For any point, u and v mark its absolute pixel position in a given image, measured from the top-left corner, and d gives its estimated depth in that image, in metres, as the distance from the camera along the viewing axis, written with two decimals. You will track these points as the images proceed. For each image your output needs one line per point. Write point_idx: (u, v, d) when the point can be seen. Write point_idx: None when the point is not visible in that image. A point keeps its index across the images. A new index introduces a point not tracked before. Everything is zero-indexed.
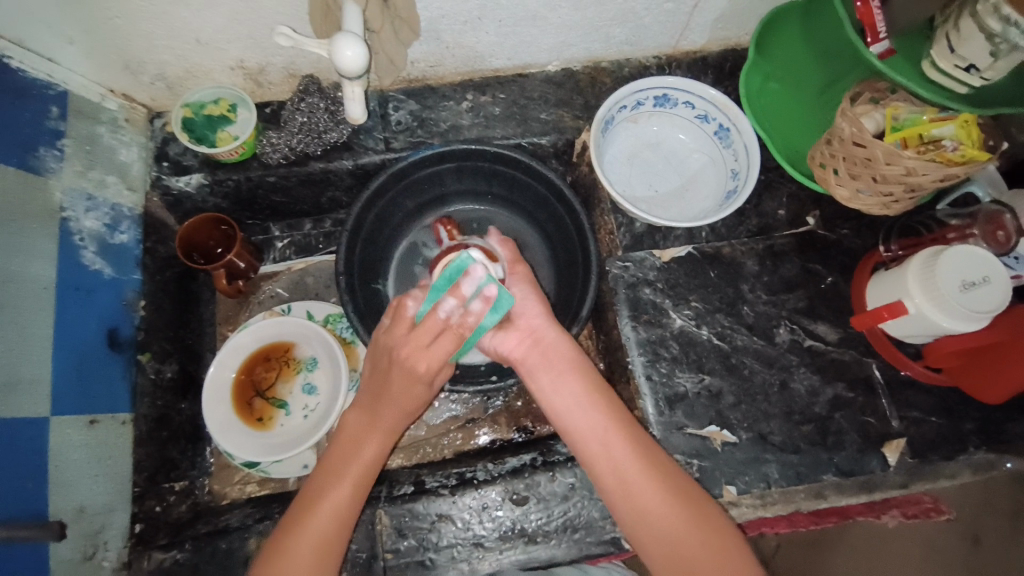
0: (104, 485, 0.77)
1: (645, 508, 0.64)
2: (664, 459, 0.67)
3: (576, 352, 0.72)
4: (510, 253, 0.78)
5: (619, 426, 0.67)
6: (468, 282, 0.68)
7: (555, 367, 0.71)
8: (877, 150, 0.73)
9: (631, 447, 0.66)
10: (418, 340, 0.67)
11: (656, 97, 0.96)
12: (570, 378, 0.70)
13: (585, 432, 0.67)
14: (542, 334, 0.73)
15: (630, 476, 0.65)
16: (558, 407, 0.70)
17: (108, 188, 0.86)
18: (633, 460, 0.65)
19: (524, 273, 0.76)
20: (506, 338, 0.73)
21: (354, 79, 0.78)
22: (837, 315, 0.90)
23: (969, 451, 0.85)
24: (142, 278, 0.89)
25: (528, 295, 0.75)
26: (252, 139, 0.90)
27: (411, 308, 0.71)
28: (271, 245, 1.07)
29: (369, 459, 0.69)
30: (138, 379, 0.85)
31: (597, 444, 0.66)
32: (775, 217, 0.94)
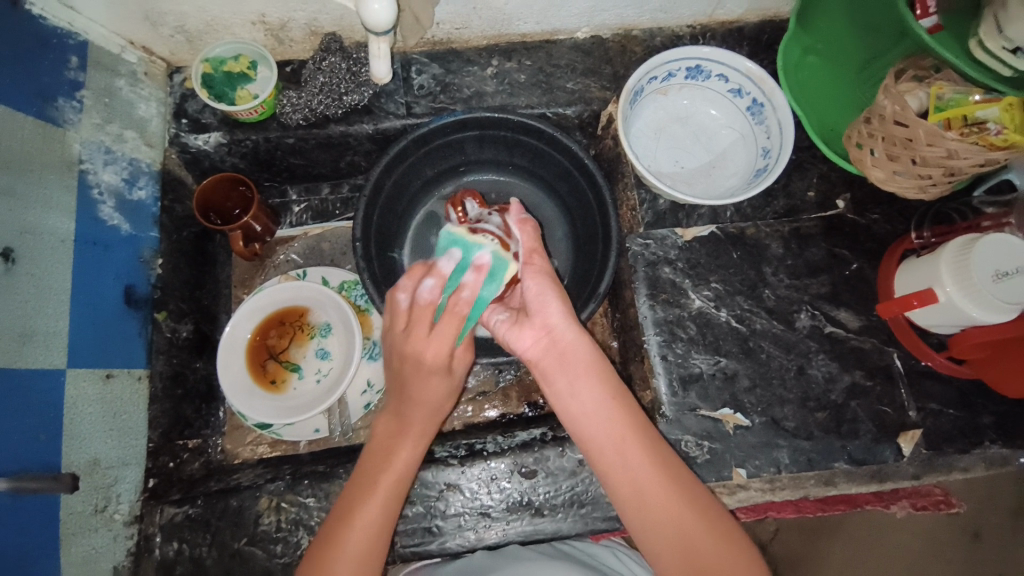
0: (121, 440, 0.78)
1: (660, 514, 0.63)
2: (674, 461, 0.67)
3: (595, 354, 0.69)
4: (529, 240, 0.73)
5: (634, 432, 0.66)
6: (447, 262, 0.71)
7: (572, 370, 0.68)
8: (919, 129, 0.70)
9: (646, 454, 0.65)
10: (420, 331, 0.69)
11: (688, 68, 0.92)
12: (587, 381, 0.68)
13: (600, 438, 0.66)
14: (557, 334, 0.69)
15: (644, 483, 0.64)
16: (574, 410, 0.68)
17: (126, 143, 0.84)
18: (647, 467, 0.65)
19: (543, 265, 0.72)
20: (522, 336, 0.71)
21: (381, 34, 0.77)
22: (860, 302, 0.88)
23: (984, 445, 0.83)
24: (159, 236, 0.89)
25: (543, 288, 0.70)
26: (271, 97, 0.88)
27: (403, 299, 0.72)
28: (288, 209, 1.06)
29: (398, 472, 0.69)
30: (154, 337, 0.85)
31: (612, 452, 0.65)
32: (802, 198, 0.91)
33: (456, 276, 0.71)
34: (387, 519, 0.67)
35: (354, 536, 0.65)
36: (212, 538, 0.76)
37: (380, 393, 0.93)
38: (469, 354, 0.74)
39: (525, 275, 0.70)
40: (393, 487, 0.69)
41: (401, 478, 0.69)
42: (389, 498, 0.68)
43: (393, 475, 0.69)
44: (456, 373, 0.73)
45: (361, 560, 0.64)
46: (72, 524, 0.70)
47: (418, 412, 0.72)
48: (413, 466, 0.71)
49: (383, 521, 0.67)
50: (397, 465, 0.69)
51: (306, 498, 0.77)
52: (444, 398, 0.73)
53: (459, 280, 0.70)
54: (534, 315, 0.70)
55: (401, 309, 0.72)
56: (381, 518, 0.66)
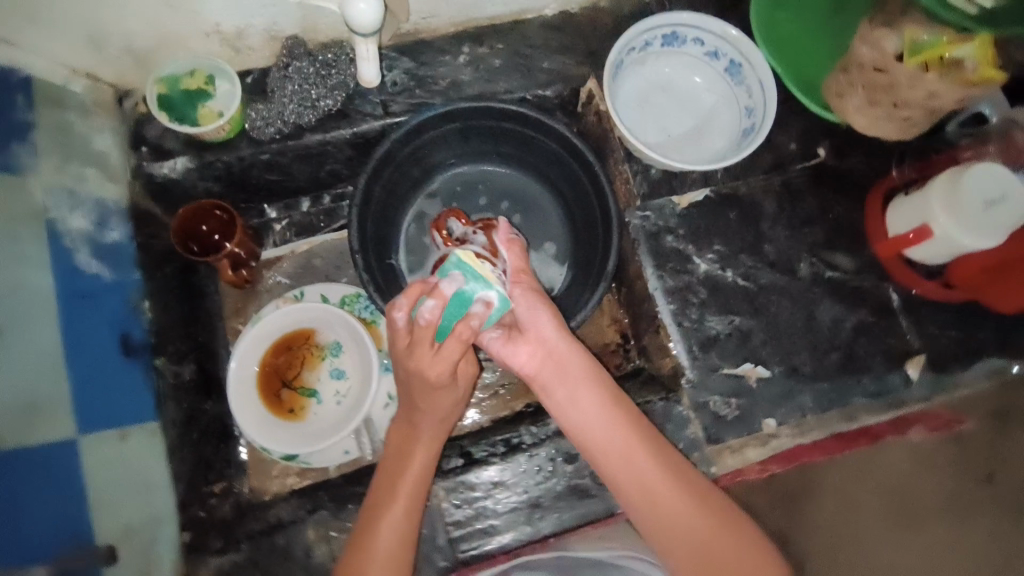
0: (147, 498, 0.74)
1: (670, 516, 0.64)
2: (679, 459, 0.68)
3: (590, 363, 0.71)
4: (515, 259, 0.71)
5: (638, 434, 0.67)
6: (451, 284, 0.63)
7: (570, 379, 0.69)
8: (900, 75, 0.74)
9: (653, 455, 0.66)
10: (424, 354, 0.62)
11: (664, 36, 0.92)
12: (587, 389, 0.69)
13: (603, 446, 0.67)
14: (554, 347, 0.70)
15: (651, 484, 0.65)
16: (576, 419, 0.69)
17: (89, 181, 0.79)
18: (653, 468, 0.66)
19: (530, 283, 0.71)
20: (518, 351, 0.71)
21: (368, 36, 0.75)
22: (854, 243, 0.91)
23: (981, 358, 0.90)
24: (143, 277, 0.83)
25: (533, 306, 0.70)
26: (238, 113, 0.84)
27: (400, 316, 0.63)
28: (270, 228, 1.00)
29: (417, 476, 0.68)
30: (159, 385, 0.80)
31: (618, 456, 0.66)
32: (788, 151, 0.93)
33: (460, 302, 0.63)
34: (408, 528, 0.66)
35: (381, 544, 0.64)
36: None
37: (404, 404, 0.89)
38: (472, 365, 0.70)
39: (517, 296, 0.69)
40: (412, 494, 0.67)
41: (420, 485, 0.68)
42: (408, 505, 0.66)
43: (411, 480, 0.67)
44: (461, 384, 0.68)
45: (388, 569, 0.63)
46: None
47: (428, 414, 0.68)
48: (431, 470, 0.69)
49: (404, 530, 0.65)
50: (411, 471, 0.68)
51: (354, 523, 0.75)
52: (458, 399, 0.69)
53: (464, 307, 0.63)
54: (526, 331, 0.70)
55: (400, 327, 0.63)
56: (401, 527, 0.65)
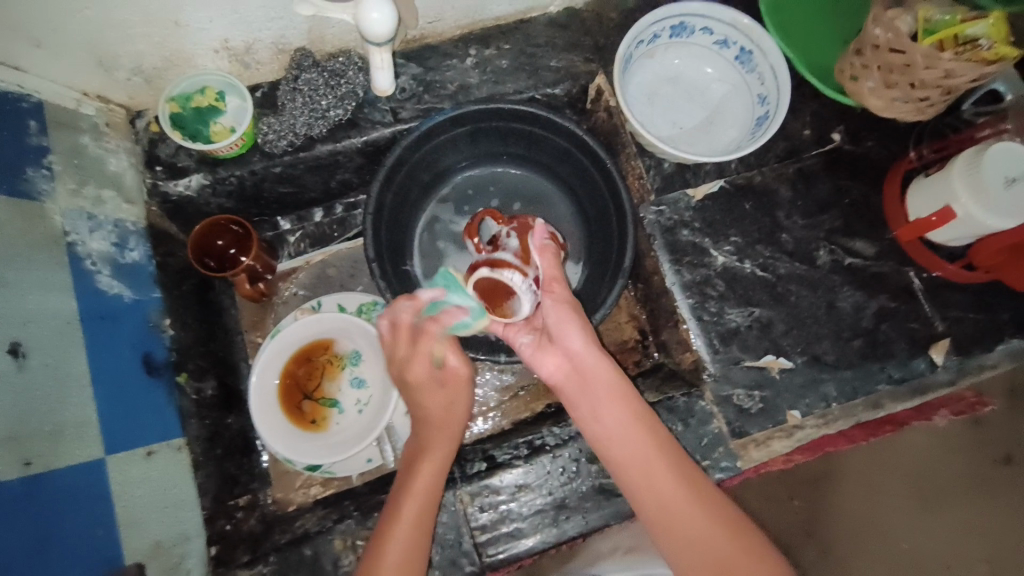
0: (175, 514, 0.74)
1: (692, 538, 0.61)
2: (705, 482, 0.65)
3: (618, 378, 0.69)
4: (549, 267, 0.73)
5: (661, 451, 0.66)
6: (428, 292, 0.77)
7: (594, 394, 0.69)
8: (916, 54, 0.72)
9: (675, 474, 0.65)
10: (402, 349, 0.78)
11: (673, 26, 0.91)
12: (611, 406, 0.68)
13: (629, 463, 0.65)
14: (581, 359, 0.70)
15: (672, 504, 0.63)
16: (601, 433, 0.68)
17: (106, 204, 0.79)
18: (674, 487, 0.64)
19: (561, 291, 0.72)
20: (546, 361, 0.73)
21: (381, 44, 0.74)
22: (873, 228, 0.90)
23: (1007, 340, 0.88)
24: (161, 295, 0.83)
25: (564, 317, 0.71)
26: (251, 128, 0.84)
27: (384, 322, 0.78)
28: (284, 240, 1.01)
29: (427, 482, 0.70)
30: (182, 402, 0.80)
31: (638, 472, 0.65)
32: (801, 137, 0.92)
33: (434, 303, 0.76)
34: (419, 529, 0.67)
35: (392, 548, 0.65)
36: None
37: None
38: (463, 367, 0.78)
39: (549, 303, 0.71)
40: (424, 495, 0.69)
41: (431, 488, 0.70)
42: (421, 507, 0.68)
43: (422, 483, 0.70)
44: (454, 387, 0.78)
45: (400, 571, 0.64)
46: None
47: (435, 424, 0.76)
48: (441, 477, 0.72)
49: (416, 532, 0.67)
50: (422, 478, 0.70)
51: None
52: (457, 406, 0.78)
53: (437, 307, 0.76)
54: (555, 341, 0.72)
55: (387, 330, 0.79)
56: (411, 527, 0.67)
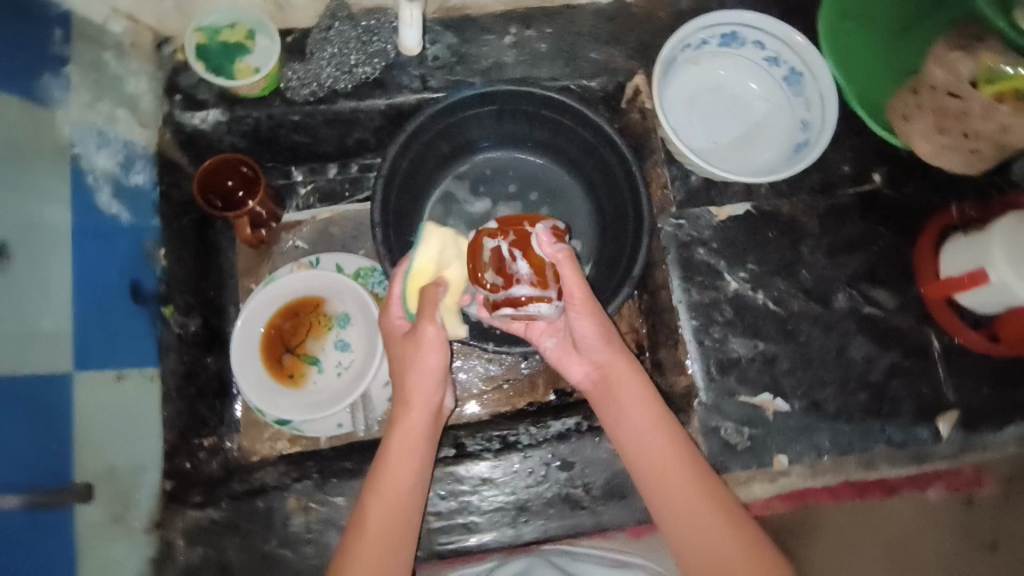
0: (136, 444, 0.74)
1: (706, 543, 0.63)
2: (723, 490, 0.67)
3: (645, 383, 0.71)
4: (573, 281, 0.67)
5: (684, 457, 0.67)
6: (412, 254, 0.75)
7: (619, 400, 0.70)
8: (975, 101, 0.69)
9: (694, 481, 0.66)
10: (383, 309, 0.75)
11: (723, 35, 0.87)
12: (640, 409, 0.69)
13: (652, 462, 0.67)
14: (611, 367, 0.71)
15: (689, 508, 0.65)
16: (624, 434, 0.70)
17: (119, 123, 0.79)
18: (694, 493, 0.65)
19: (587, 301, 0.68)
20: (573, 368, 0.74)
21: None
22: (900, 279, 0.85)
23: (1019, 421, 0.83)
24: (161, 225, 0.84)
25: (591, 331, 0.70)
26: (274, 71, 0.82)
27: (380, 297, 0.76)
28: (293, 191, 0.99)
29: (414, 455, 0.67)
30: (163, 333, 0.80)
31: (657, 472, 0.67)
32: (839, 172, 0.88)
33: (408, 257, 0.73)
34: (392, 523, 0.65)
35: (374, 519, 0.64)
36: (240, 540, 0.73)
37: None
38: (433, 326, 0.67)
39: (575, 316, 0.69)
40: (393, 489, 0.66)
41: (411, 464, 0.67)
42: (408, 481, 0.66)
43: (390, 479, 0.66)
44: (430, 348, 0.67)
45: (386, 541, 0.64)
46: (89, 536, 0.67)
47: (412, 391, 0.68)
48: (417, 462, 0.67)
49: (388, 526, 0.64)
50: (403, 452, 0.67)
51: (334, 497, 0.74)
52: (426, 380, 0.68)
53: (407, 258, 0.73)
54: (587, 349, 0.71)
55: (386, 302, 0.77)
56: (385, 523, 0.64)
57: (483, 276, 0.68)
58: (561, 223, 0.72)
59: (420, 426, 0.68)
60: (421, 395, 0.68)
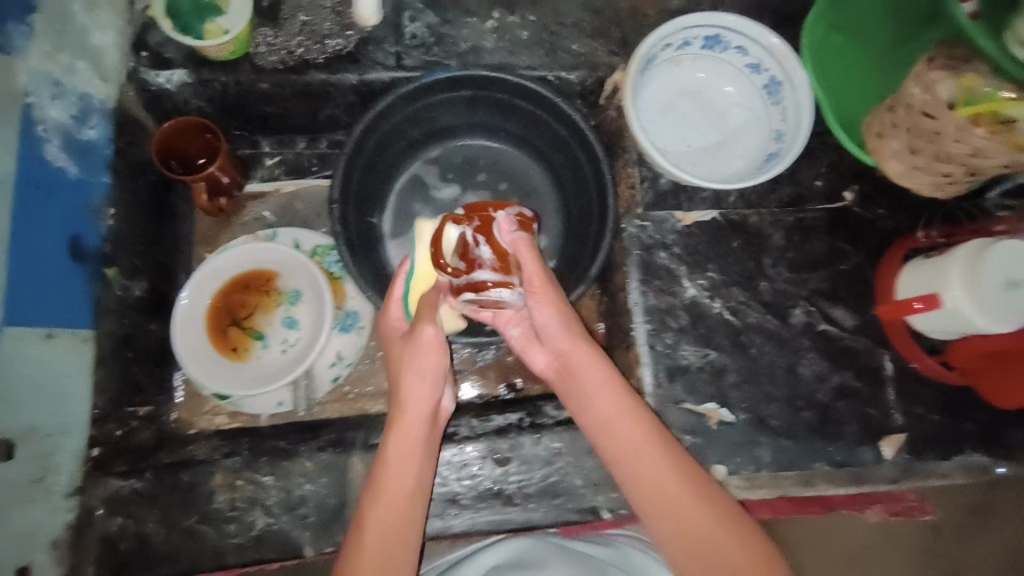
0: (61, 406, 0.74)
1: (697, 532, 0.61)
2: (698, 470, 0.65)
3: (604, 362, 0.68)
4: (533, 267, 0.66)
5: (657, 440, 0.65)
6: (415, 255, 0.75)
7: (583, 381, 0.68)
8: (949, 123, 0.66)
9: (671, 465, 0.64)
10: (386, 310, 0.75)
11: (706, 37, 0.86)
12: (602, 389, 0.67)
13: (625, 448, 0.64)
14: (571, 355, 0.68)
15: (672, 494, 0.62)
16: (592, 418, 0.67)
17: (77, 75, 0.77)
18: (673, 478, 0.63)
19: (546, 288, 0.66)
20: (535, 358, 0.71)
21: None
22: (859, 300, 0.84)
23: (965, 452, 0.82)
24: (112, 182, 0.81)
25: (551, 319, 0.67)
26: (245, 34, 0.79)
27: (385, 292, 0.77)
28: (259, 161, 0.97)
29: (407, 456, 0.64)
30: (103, 295, 0.79)
31: (634, 460, 0.64)
32: (810, 187, 0.87)
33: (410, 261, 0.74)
34: (396, 533, 0.61)
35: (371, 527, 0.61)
36: (161, 513, 0.71)
37: (349, 368, 0.87)
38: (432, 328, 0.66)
39: (533, 305, 0.67)
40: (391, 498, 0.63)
41: (405, 466, 0.64)
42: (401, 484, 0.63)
43: (388, 490, 0.63)
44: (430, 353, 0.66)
45: (384, 548, 0.60)
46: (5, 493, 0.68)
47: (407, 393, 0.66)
48: (406, 471, 0.64)
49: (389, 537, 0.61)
50: (398, 456, 0.64)
51: (263, 476, 0.72)
52: (420, 386, 0.66)
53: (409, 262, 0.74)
54: (548, 338, 0.68)
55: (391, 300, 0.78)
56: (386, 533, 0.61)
57: (445, 262, 0.66)
58: (529, 210, 0.69)
59: (415, 431, 0.65)
60: (416, 402, 0.66)
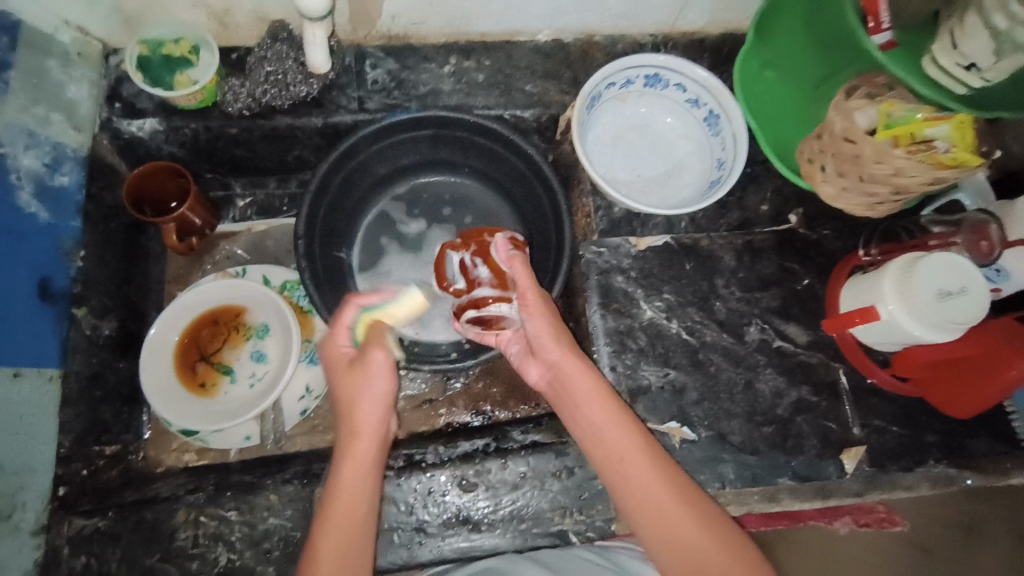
0: (26, 444, 0.73)
1: (686, 544, 0.63)
2: (687, 482, 0.68)
3: (596, 379, 0.70)
4: (525, 282, 0.71)
5: (649, 452, 0.67)
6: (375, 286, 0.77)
7: (575, 395, 0.70)
8: (867, 146, 0.71)
9: (662, 478, 0.66)
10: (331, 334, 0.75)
11: (647, 76, 0.93)
12: (594, 403, 0.69)
13: (614, 459, 0.68)
14: (562, 366, 0.71)
15: (663, 506, 0.65)
16: (586, 430, 0.70)
17: (51, 126, 0.80)
18: (664, 489, 0.66)
19: (537, 298, 0.71)
20: (531, 371, 0.75)
21: (315, 16, 0.76)
22: (810, 317, 0.87)
23: (928, 464, 0.83)
24: (82, 227, 0.83)
25: (542, 330, 0.71)
26: (213, 84, 0.84)
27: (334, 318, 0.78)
28: (232, 202, 1.02)
29: (358, 479, 0.65)
30: (70, 334, 0.79)
31: (627, 473, 0.67)
32: (757, 211, 0.91)
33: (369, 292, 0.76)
34: (351, 551, 0.62)
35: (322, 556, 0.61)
36: (123, 552, 0.71)
37: (318, 400, 0.88)
38: (382, 351, 0.68)
39: (525, 318, 0.71)
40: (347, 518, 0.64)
41: (356, 487, 0.65)
42: (354, 504, 0.64)
43: (337, 518, 0.63)
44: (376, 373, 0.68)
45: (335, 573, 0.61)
46: None
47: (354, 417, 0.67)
48: (363, 494, 0.65)
49: (345, 554, 0.62)
50: (348, 480, 0.65)
51: (227, 512, 0.72)
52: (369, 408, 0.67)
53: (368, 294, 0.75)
54: (543, 350, 0.71)
55: None
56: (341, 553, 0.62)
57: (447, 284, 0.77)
58: (518, 235, 0.78)
59: (366, 453, 0.67)
60: (366, 425, 0.67)
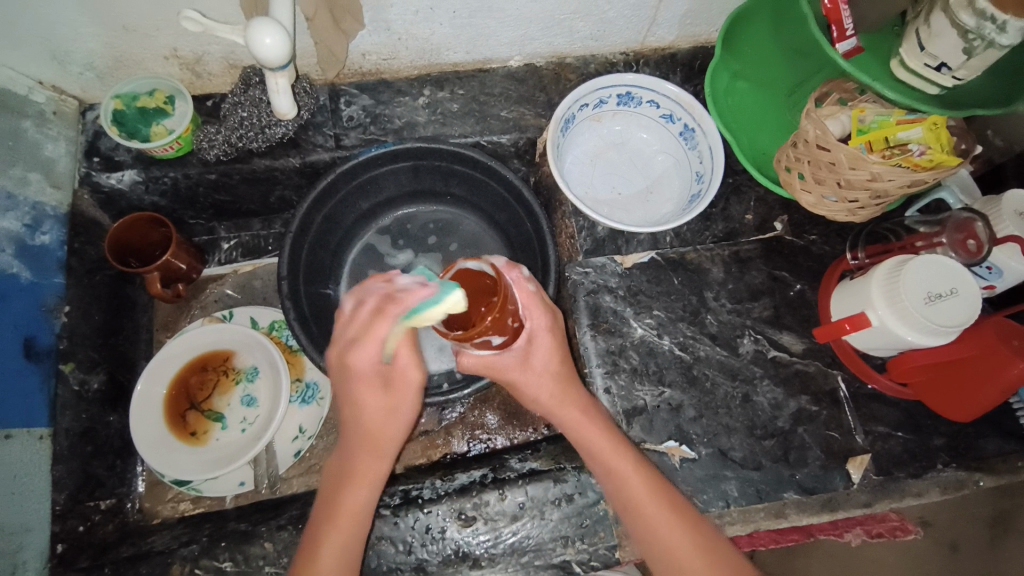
0: (20, 505, 0.73)
1: None
2: (708, 529, 0.67)
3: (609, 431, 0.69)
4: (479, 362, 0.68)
5: (665, 500, 0.67)
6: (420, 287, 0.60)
7: (593, 448, 0.68)
8: (841, 153, 0.70)
9: (681, 529, 0.65)
10: (348, 333, 0.64)
11: (620, 95, 0.93)
12: (615, 457, 0.68)
13: (633, 508, 0.66)
14: (578, 423, 0.69)
15: (680, 556, 0.64)
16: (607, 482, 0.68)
17: (30, 186, 0.81)
18: (683, 539, 0.65)
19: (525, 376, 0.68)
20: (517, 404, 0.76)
21: (277, 69, 0.75)
22: (803, 325, 0.86)
23: (937, 468, 0.81)
24: (66, 282, 0.84)
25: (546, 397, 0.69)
26: (188, 133, 0.85)
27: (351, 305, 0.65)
28: (217, 246, 1.02)
29: (357, 514, 0.65)
30: (59, 391, 0.80)
31: (644, 520, 0.66)
32: (741, 221, 0.90)
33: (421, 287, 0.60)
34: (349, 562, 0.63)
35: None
36: None
37: (311, 440, 0.88)
38: (416, 371, 0.65)
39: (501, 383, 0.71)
40: (346, 536, 0.64)
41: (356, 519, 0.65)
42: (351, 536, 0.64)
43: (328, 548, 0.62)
44: (400, 391, 0.65)
45: None
46: None
47: (368, 448, 0.66)
48: (367, 511, 0.66)
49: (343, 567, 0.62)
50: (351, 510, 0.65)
51: (222, 563, 0.71)
52: (393, 421, 0.66)
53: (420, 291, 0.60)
54: (554, 413, 0.71)
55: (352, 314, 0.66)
56: (340, 564, 0.62)
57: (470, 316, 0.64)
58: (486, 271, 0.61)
59: (380, 472, 0.67)
60: (385, 439, 0.66)
